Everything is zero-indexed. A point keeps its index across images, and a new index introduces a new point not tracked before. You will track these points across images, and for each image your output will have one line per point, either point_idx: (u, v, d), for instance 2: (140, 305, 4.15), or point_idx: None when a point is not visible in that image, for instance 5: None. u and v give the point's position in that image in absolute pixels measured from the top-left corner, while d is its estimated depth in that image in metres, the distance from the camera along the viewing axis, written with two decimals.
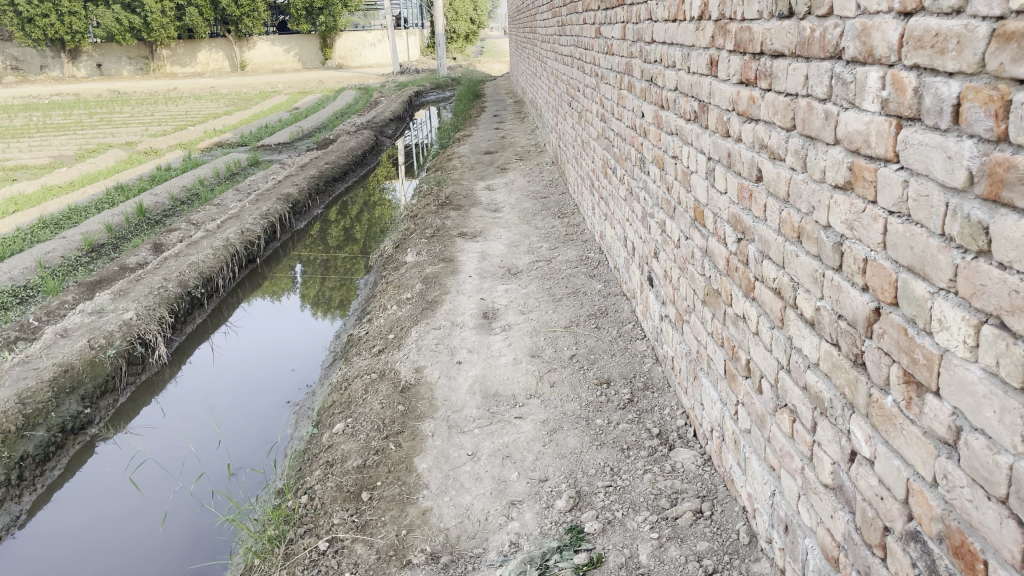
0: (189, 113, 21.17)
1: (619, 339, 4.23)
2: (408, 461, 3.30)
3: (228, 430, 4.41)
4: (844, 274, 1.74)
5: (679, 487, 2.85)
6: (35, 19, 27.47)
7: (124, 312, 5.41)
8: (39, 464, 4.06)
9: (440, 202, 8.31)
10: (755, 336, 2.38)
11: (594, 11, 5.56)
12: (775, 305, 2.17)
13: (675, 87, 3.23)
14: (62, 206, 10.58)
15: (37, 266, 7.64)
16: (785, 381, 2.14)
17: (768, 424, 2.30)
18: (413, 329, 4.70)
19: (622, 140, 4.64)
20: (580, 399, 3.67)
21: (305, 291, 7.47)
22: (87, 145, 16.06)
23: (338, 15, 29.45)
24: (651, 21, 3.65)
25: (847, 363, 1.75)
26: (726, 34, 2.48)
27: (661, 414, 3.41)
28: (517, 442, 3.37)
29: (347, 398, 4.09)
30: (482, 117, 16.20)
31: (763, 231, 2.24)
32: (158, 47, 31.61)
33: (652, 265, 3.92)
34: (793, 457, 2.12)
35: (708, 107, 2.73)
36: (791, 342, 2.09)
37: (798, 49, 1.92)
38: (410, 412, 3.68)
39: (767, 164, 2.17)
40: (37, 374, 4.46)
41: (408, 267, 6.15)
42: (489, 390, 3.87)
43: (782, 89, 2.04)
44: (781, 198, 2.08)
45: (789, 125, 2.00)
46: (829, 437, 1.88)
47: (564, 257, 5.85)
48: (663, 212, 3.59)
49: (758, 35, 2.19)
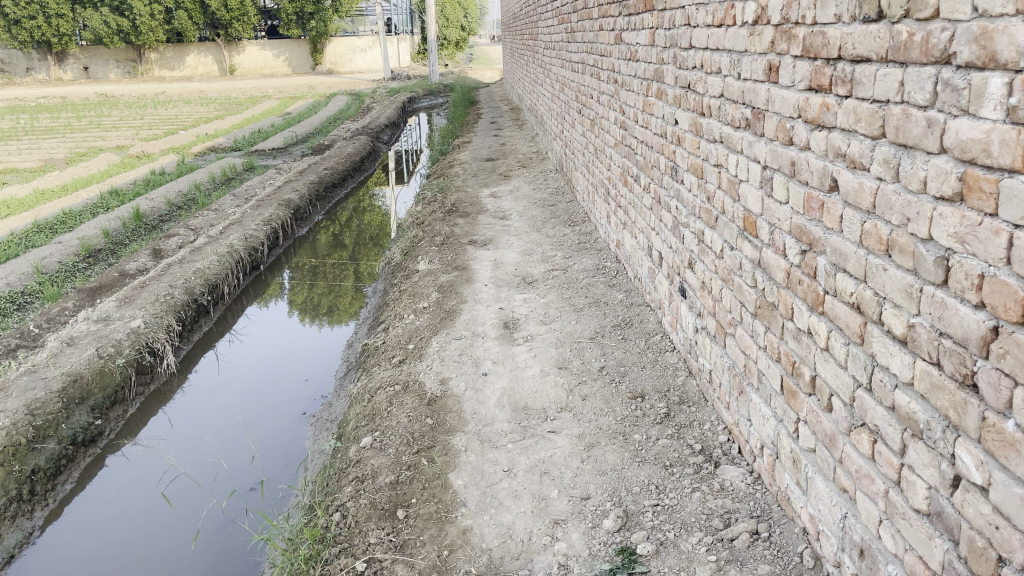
0: (179, 117, 20.97)
1: (648, 351, 4.14)
2: (442, 477, 3.18)
3: (245, 441, 4.28)
4: (949, 290, 1.65)
5: (731, 507, 2.76)
6: (22, 21, 27.16)
7: (132, 320, 5.28)
8: (50, 478, 3.91)
9: (446, 209, 8.20)
10: (824, 353, 2.29)
11: (613, 17, 5.49)
12: (854, 320, 2.09)
13: (719, 93, 3.15)
14: (55, 210, 10.39)
15: (34, 271, 7.49)
16: (865, 400, 2.06)
17: (840, 444, 2.22)
18: (433, 339, 4.59)
19: (647, 148, 4.56)
20: (615, 412, 3.57)
21: (293, 298, 7.39)
22: (77, 149, 15.85)
23: (329, 20, 29.31)
24: (688, 27, 3.57)
25: (952, 384, 1.67)
26: (791, 39, 2.41)
27: (701, 430, 3.33)
28: (554, 457, 3.27)
29: (371, 410, 3.97)
30: (480, 124, 16.11)
31: (838, 243, 2.15)
32: (146, 50, 31.35)
33: (684, 276, 3.84)
34: (874, 480, 2.03)
35: (765, 114, 2.65)
36: (874, 360, 2.00)
37: (890, 54, 1.84)
38: (440, 426, 3.57)
39: (845, 174, 2.09)
40: (46, 384, 4.32)
41: (420, 275, 6.04)
42: (518, 403, 3.77)
43: (867, 96, 1.96)
44: (864, 209, 2.00)
45: (876, 133, 1.93)
46: (925, 461, 1.80)
47: (580, 266, 5.76)
48: (702, 221, 3.50)
49: (835, 39, 2.11)
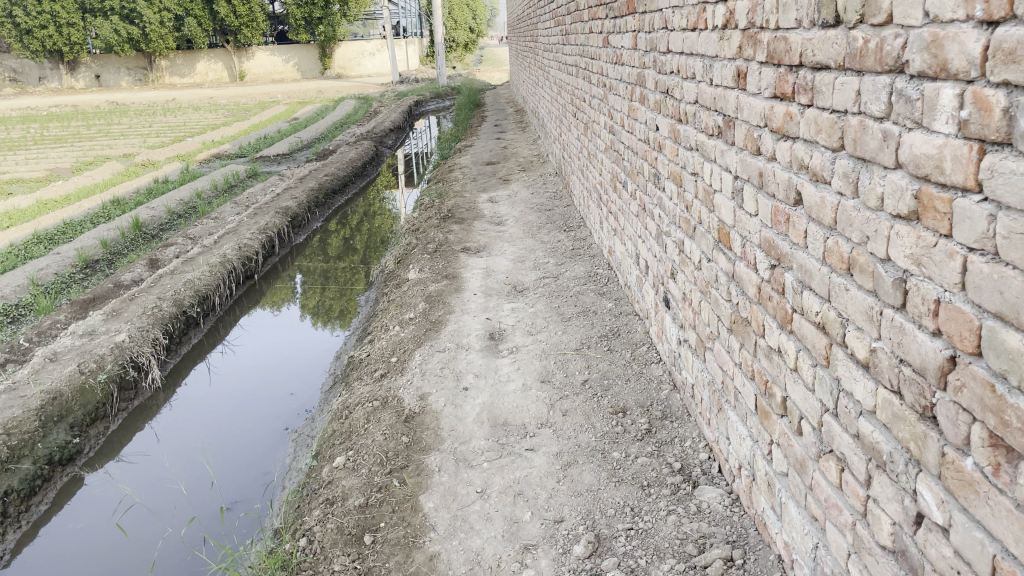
0: (187, 124, 21.04)
1: (633, 362, 4.03)
2: (413, 499, 3.09)
3: (223, 460, 4.21)
4: (908, 315, 1.54)
5: (706, 531, 2.65)
6: (33, 31, 27.39)
7: (116, 334, 5.22)
8: (24, 499, 3.85)
9: (443, 215, 8.12)
10: (793, 374, 2.18)
11: (601, 19, 5.38)
12: (820, 341, 1.98)
13: (694, 100, 3.04)
14: (57, 220, 10.40)
15: (29, 283, 7.47)
16: (831, 426, 1.95)
17: (810, 471, 2.10)
18: (416, 352, 4.50)
19: (633, 154, 4.46)
20: (595, 429, 3.47)
21: (305, 301, 7.41)
22: (83, 158, 15.90)
23: (336, 24, 29.30)
24: (666, 30, 3.47)
25: (912, 415, 1.56)
26: (757, 44, 2.30)
27: (682, 447, 3.21)
28: (529, 477, 3.17)
29: (348, 427, 3.89)
30: (484, 127, 16.03)
31: (803, 259, 2.04)
32: (157, 58, 31.53)
33: (668, 286, 3.73)
34: (842, 510, 1.92)
35: (735, 122, 2.54)
36: (839, 384, 1.89)
37: (847, 61, 1.74)
38: (415, 445, 3.48)
39: (808, 187, 1.98)
40: (24, 402, 4.26)
41: (410, 284, 5.95)
42: (498, 419, 3.67)
43: (827, 105, 1.85)
44: (826, 225, 1.89)
45: (835, 145, 1.82)
46: (889, 494, 1.69)
47: (571, 274, 5.66)
48: (681, 230, 3.39)
49: (796, 45, 2.01)
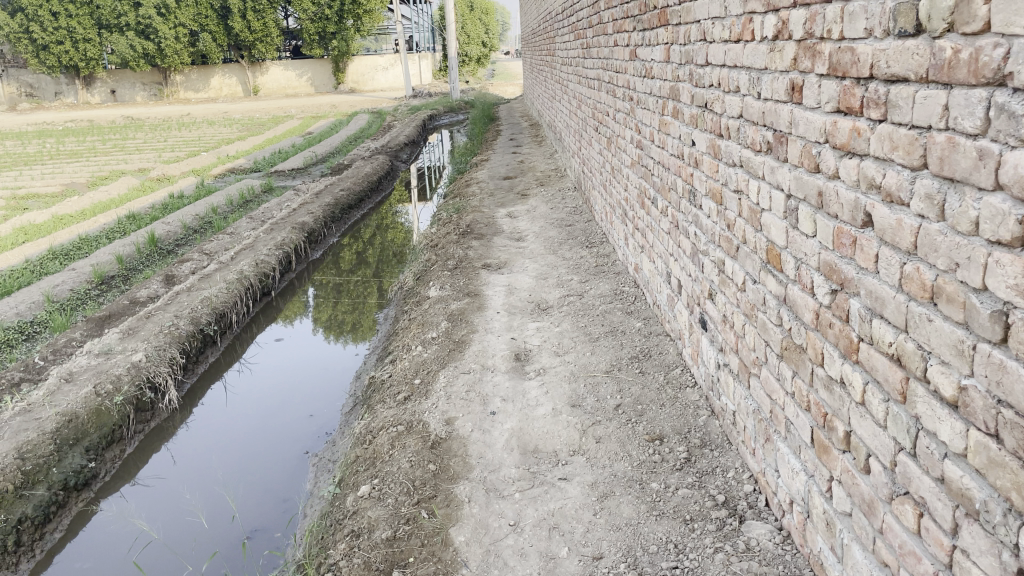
0: (203, 138, 21.07)
1: (667, 386, 3.89)
2: (443, 532, 2.95)
3: (242, 486, 4.08)
4: (1009, 351, 1.41)
5: (758, 571, 2.50)
6: (50, 47, 27.59)
7: (133, 353, 5.11)
8: (38, 526, 3.74)
9: (461, 231, 8.00)
10: (860, 408, 2.03)
11: (628, 32, 5.27)
12: (894, 375, 1.83)
13: (738, 114, 2.91)
14: (73, 236, 10.35)
15: (45, 300, 7.40)
16: (909, 466, 1.80)
17: (880, 513, 1.95)
18: (441, 374, 4.37)
19: (664, 170, 4.32)
20: (630, 457, 3.32)
21: (326, 317, 7.30)
22: (99, 173, 15.91)
23: (350, 39, 29.35)
24: (704, 42, 3.34)
25: (1013, 462, 1.41)
26: (816, 56, 2.17)
27: (725, 478, 3.06)
28: (564, 509, 3.02)
29: (371, 453, 3.75)
30: (499, 140, 15.93)
31: (873, 285, 1.90)
32: (172, 73, 31.71)
33: (705, 307, 3.58)
34: (920, 559, 1.77)
35: (788, 138, 2.40)
36: (919, 423, 1.75)
37: (933, 73, 1.61)
38: (443, 473, 3.34)
39: (879, 208, 1.84)
40: (38, 425, 4.15)
41: (431, 302, 5.83)
42: (528, 445, 3.53)
43: (904, 122, 1.72)
44: (903, 249, 1.75)
45: (916, 163, 1.69)
46: (982, 547, 1.54)
47: (597, 291, 5.52)
48: (721, 250, 3.25)
49: (865, 56, 1.88)
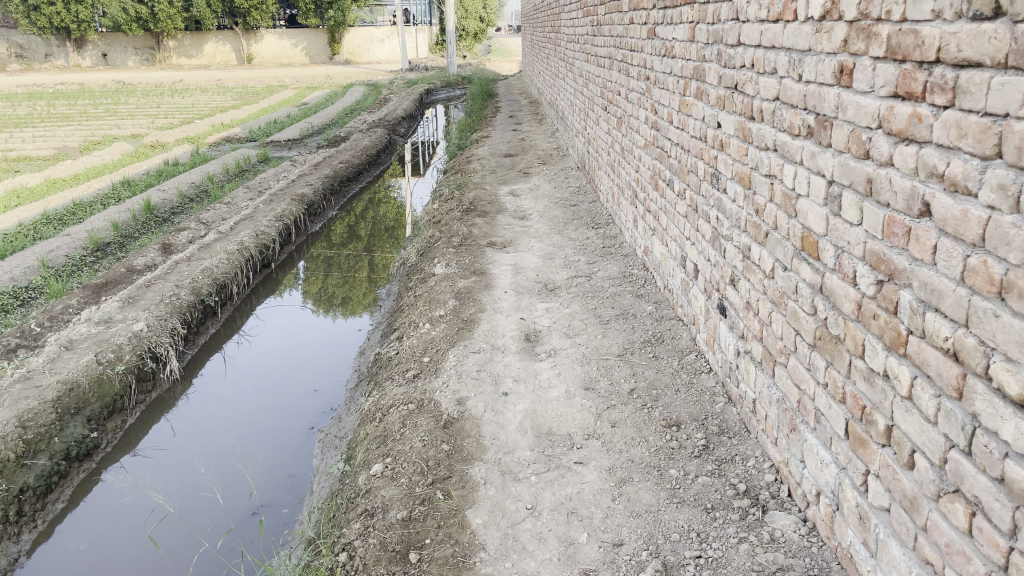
0: (197, 105, 20.77)
1: (682, 372, 3.84)
2: (459, 514, 2.90)
3: (247, 460, 4.02)
4: None
5: (784, 563, 2.47)
6: (41, 7, 27.08)
7: (134, 322, 5.01)
8: (40, 496, 3.68)
9: (464, 207, 7.92)
10: (906, 403, 1.98)
11: (646, 10, 5.18)
12: (949, 371, 1.78)
13: (775, 96, 2.83)
14: (66, 201, 10.16)
15: (40, 266, 7.27)
16: (962, 464, 1.75)
17: (924, 510, 1.91)
18: (450, 352, 4.31)
19: (683, 152, 4.25)
20: (647, 443, 3.27)
21: (326, 291, 7.22)
22: (92, 137, 15.65)
23: (347, 10, 28.93)
24: (736, 21, 3.26)
25: None
26: (871, 37, 2.10)
27: (745, 467, 3.02)
28: (582, 494, 2.97)
29: (381, 431, 3.69)
30: (499, 117, 15.80)
31: (928, 277, 1.85)
32: (165, 38, 31.22)
33: (726, 293, 3.53)
34: (970, 559, 1.73)
35: (834, 122, 2.33)
36: (976, 420, 1.70)
37: (1013, 60, 1.54)
38: (456, 453, 3.29)
39: (941, 198, 1.79)
40: (40, 393, 4.06)
41: (436, 279, 5.76)
42: (542, 427, 3.48)
43: (975, 109, 1.66)
44: (968, 241, 1.69)
45: (988, 152, 1.63)
46: None
47: (605, 273, 5.45)
48: (748, 235, 3.19)
49: (931, 39, 1.80)
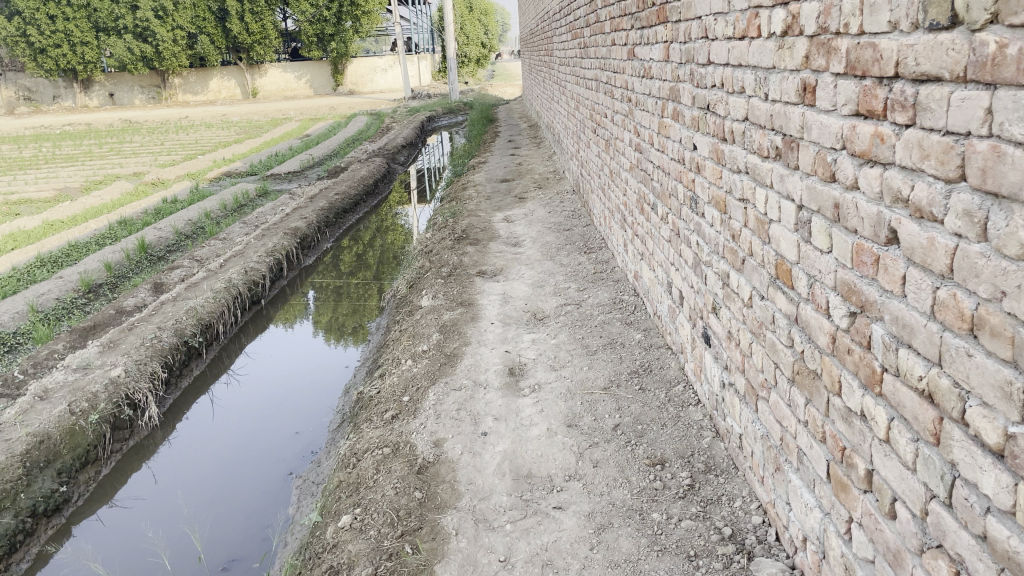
0: (199, 141, 20.86)
1: (669, 405, 3.67)
2: (427, 570, 2.74)
3: (220, 514, 3.89)
4: None
5: None
6: (47, 50, 27.41)
7: (112, 368, 4.89)
8: (3, 557, 3.55)
9: (456, 236, 7.79)
10: (884, 446, 1.81)
11: (626, 31, 5.07)
12: (926, 414, 1.62)
13: (744, 117, 2.69)
14: (62, 242, 10.13)
15: (29, 310, 7.19)
16: (943, 517, 1.58)
17: (909, 566, 1.74)
18: (430, 391, 4.15)
19: (664, 175, 4.12)
20: (630, 484, 3.10)
21: (316, 327, 7.08)
22: (93, 177, 15.69)
23: (348, 40, 29.04)
24: (705, 39, 3.13)
25: None
26: (831, 52, 1.95)
27: (731, 508, 2.85)
28: (559, 543, 2.80)
29: (355, 478, 3.54)
30: (497, 142, 15.71)
31: (899, 311, 1.69)
32: (170, 76, 31.51)
33: (709, 322, 3.37)
34: None
35: (801, 143, 2.18)
36: (955, 470, 1.53)
37: (971, 72, 1.40)
38: (429, 502, 3.13)
39: (907, 225, 1.63)
40: (7, 446, 3.94)
41: (423, 312, 5.62)
42: (521, 470, 3.32)
43: (937, 127, 1.51)
44: (937, 272, 1.54)
45: (951, 175, 1.48)
46: None
47: (595, 300, 5.30)
48: (726, 262, 3.04)
49: (889, 52, 1.66)
